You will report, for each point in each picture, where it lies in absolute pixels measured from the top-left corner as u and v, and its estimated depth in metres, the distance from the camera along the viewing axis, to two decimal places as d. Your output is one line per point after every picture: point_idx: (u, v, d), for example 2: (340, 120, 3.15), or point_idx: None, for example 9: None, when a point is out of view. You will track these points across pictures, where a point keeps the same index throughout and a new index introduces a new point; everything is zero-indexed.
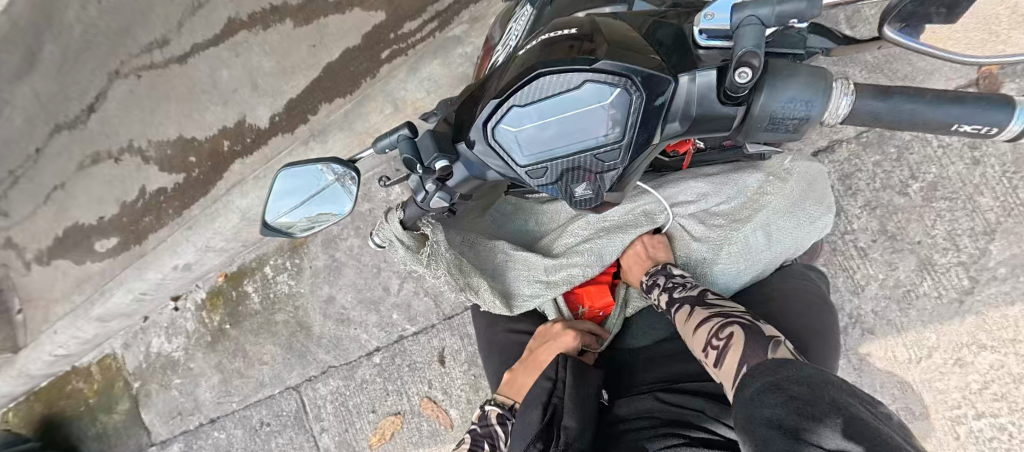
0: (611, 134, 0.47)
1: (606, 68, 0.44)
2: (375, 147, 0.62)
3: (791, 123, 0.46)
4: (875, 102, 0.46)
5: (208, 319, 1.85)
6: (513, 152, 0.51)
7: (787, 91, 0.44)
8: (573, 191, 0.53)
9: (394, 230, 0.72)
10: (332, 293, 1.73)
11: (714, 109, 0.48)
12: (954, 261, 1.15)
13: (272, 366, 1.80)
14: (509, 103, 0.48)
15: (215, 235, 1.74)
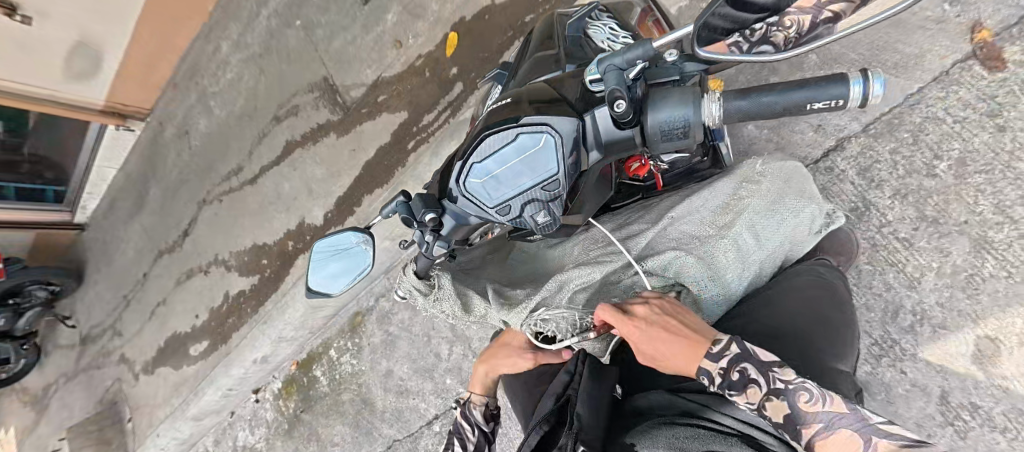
0: (550, 169, 0.53)
1: (530, 120, 0.53)
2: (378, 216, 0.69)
3: (679, 131, 0.48)
4: (740, 101, 0.46)
5: (285, 407, 1.99)
6: (481, 200, 0.58)
7: (662, 109, 0.47)
8: (535, 219, 0.59)
9: (411, 280, 0.83)
10: (390, 366, 1.83)
11: (616, 134, 0.56)
12: (1013, 235, 1.06)
13: (343, 446, 1.88)
14: (467, 163, 0.56)
15: (287, 326, 1.90)
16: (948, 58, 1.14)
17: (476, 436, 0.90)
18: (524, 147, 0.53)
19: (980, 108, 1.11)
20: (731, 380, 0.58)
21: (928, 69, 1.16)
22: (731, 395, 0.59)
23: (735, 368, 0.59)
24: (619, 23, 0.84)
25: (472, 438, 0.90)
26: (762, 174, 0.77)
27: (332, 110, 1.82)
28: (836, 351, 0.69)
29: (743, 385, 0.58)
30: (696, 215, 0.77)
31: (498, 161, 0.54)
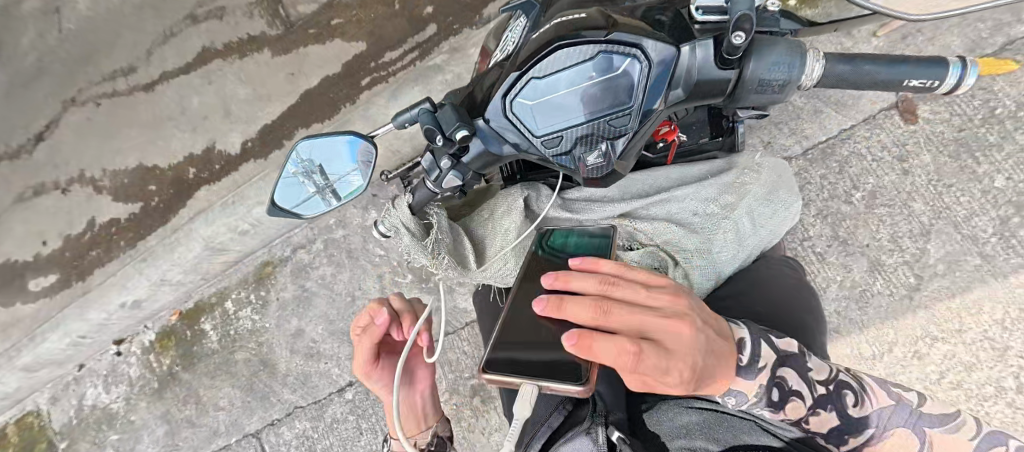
0: (622, 101, 0.51)
1: (618, 39, 0.49)
2: (393, 124, 0.63)
3: (776, 84, 0.52)
4: (843, 66, 0.53)
5: (157, 363, 1.69)
6: (531, 124, 0.55)
7: (770, 55, 0.51)
8: (585, 161, 0.56)
9: (401, 216, 0.77)
10: (301, 326, 1.65)
11: (714, 75, 0.53)
12: (900, 261, 1.27)
13: (229, 412, 1.66)
14: (528, 75, 0.52)
15: (173, 266, 1.64)
16: (877, 105, 1.32)
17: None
18: (602, 69, 0.50)
19: (893, 152, 1.31)
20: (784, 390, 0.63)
21: (859, 111, 1.34)
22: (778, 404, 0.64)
23: (775, 384, 0.64)
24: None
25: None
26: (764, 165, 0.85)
27: (269, 22, 1.53)
28: (811, 327, 0.79)
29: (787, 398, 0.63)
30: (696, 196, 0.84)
31: (570, 81, 0.51)
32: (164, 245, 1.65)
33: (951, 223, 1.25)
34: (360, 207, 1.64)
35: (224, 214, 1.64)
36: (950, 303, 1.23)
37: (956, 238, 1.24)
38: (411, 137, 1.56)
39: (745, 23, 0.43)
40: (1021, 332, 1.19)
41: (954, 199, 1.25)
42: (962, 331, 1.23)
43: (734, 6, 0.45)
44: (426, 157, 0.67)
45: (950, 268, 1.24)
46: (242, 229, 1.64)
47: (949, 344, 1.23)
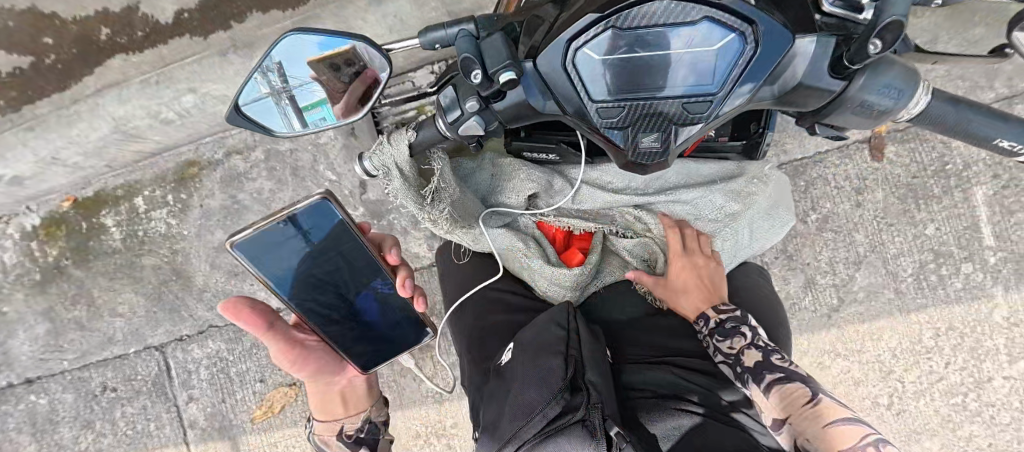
0: (706, 82, 0.45)
1: (729, 8, 0.42)
2: (418, 41, 0.50)
3: (876, 111, 0.46)
4: (946, 107, 0.46)
5: (42, 253, 1.50)
6: (590, 82, 0.47)
7: (885, 75, 0.44)
8: (638, 142, 0.48)
9: (396, 155, 0.64)
10: (226, 240, 1.49)
11: (819, 82, 0.45)
12: (830, 282, 1.38)
13: (129, 320, 1.52)
14: (608, 23, 0.44)
15: (70, 145, 1.39)
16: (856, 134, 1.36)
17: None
18: (700, 37, 0.42)
19: (853, 183, 1.37)
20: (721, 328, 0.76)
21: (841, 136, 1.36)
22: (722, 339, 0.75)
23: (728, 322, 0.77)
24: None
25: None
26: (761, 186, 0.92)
27: None
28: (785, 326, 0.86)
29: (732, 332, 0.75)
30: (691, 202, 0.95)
31: (656, 41, 0.43)
32: (61, 118, 1.36)
33: (881, 257, 1.36)
34: None
35: (144, 95, 1.35)
36: (859, 327, 1.37)
37: (881, 271, 1.36)
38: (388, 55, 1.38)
39: (887, 34, 0.36)
40: (905, 360, 1.36)
41: (889, 236, 1.36)
42: (862, 352, 1.37)
43: (887, 9, 0.37)
44: (448, 91, 0.55)
45: (868, 296, 1.37)
46: (166, 118, 1.38)
47: (848, 361, 1.38)
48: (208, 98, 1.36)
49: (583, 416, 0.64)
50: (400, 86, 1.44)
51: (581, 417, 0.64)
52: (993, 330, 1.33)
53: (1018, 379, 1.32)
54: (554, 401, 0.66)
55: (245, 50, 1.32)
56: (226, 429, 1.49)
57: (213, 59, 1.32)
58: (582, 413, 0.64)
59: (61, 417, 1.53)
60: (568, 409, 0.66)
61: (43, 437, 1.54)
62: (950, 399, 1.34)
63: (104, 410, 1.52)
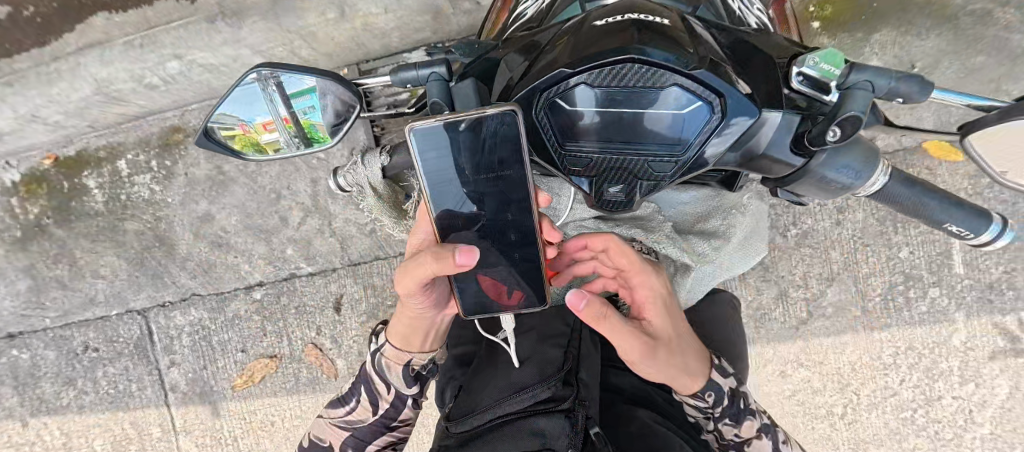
0: (670, 147, 0.42)
1: (701, 77, 0.39)
2: (388, 77, 0.46)
3: (835, 187, 0.44)
4: (902, 187, 0.46)
5: (22, 210, 1.52)
6: (556, 134, 0.44)
7: (843, 156, 0.42)
8: (603, 192, 0.46)
9: (371, 176, 0.64)
10: (210, 210, 1.48)
11: (787, 158, 0.43)
12: (802, 296, 1.42)
13: (111, 282, 1.53)
14: (576, 78, 0.40)
15: (51, 104, 1.35)
16: None
17: (393, 394, 0.78)
18: (670, 103, 0.40)
19: (836, 202, 1.39)
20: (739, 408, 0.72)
21: None
22: (726, 421, 0.72)
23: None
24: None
25: (389, 395, 0.78)
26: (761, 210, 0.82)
27: None
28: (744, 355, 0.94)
29: (743, 416, 0.72)
30: (696, 225, 0.77)
31: (623, 102, 0.40)
32: (41, 76, 1.30)
33: (853, 275, 1.40)
34: None
35: (127, 58, 1.28)
36: (824, 340, 1.42)
37: (850, 289, 1.40)
38: (382, 35, 1.32)
39: (850, 125, 0.35)
40: (863, 375, 1.42)
41: (864, 256, 1.39)
42: (823, 363, 1.43)
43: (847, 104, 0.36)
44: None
45: (835, 312, 1.41)
46: (150, 83, 1.33)
47: (809, 371, 1.44)
48: (194, 65, 1.31)
49: (568, 408, 0.69)
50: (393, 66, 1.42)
51: (565, 408, 0.69)
52: (948, 352, 1.39)
53: (967, 400, 1.39)
54: (545, 385, 0.71)
55: (232, 19, 1.23)
56: (206, 395, 1.53)
57: (200, 25, 1.24)
58: (568, 405, 0.69)
59: (44, 372, 1.58)
60: (554, 398, 0.70)
61: (25, 390, 1.58)
62: (900, 413, 1.42)
63: (85, 368, 1.56)
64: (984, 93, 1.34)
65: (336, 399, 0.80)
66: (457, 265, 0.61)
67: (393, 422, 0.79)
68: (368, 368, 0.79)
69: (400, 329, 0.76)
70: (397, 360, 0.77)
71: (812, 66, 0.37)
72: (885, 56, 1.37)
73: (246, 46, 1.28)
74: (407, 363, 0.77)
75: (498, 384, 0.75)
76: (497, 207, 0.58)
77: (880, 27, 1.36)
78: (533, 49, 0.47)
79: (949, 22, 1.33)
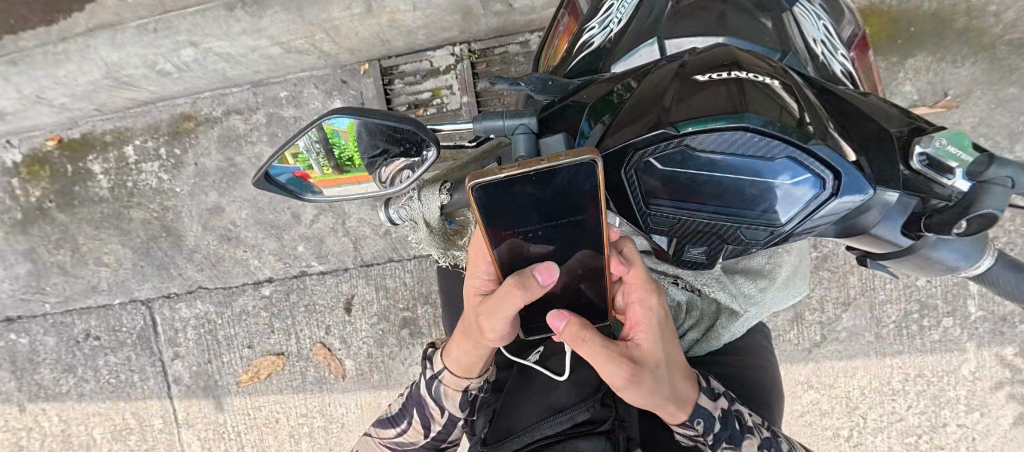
0: (766, 214, 0.42)
1: (820, 153, 0.36)
2: (472, 125, 0.47)
3: (938, 267, 0.46)
4: (1007, 271, 0.47)
5: (24, 192, 1.48)
6: (645, 196, 0.42)
7: (948, 243, 0.44)
8: (683, 251, 0.47)
9: (426, 212, 0.67)
10: (220, 203, 1.44)
11: (894, 238, 0.45)
12: (817, 319, 1.42)
13: (115, 271, 1.50)
14: (680, 144, 0.37)
15: (57, 86, 1.29)
16: None
17: (447, 418, 0.75)
18: (777, 174, 0.38)
19: None
20: (733, 429, 0.63)
21: None
22: (723, 446, 0.63)
23: None
24: (829, 18, 0.59)
25: (443, 418, 0.75)
26: (803, 247, 0.81)
27: None
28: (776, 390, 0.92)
29: (742, 437, 0.64)
30: (741, 262, 0.74)
31: (727, 170, 0.38)
32: (47, 56, 1.24)
33: (870, 300, 1.39)
34: (323, 90, 1.39)
35: (140, 43, 1.22)
36: (835, 363, 1.43)
37: (866, 315, 1.40)
38: (407, 32, 1.27)
39: (978, 222, 0.35)
40: (871, 399, 1.43)
41: (882, 282, 1.38)
42: (832, 386, 1.44)
43: (983, 199, 0.34)
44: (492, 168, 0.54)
45: (849, 337, 1.41)
46: (163, 69, 1.27)
47: (818, 393, 1.45)
48: (210, 54, 1.25)
49: (607, 429, 0.66)
50: (416, 64, 1.38)
51: (605, 430, 0.66)
52: (957, 381, 1.40)
53: (970, 428, 1.40)
54: (584, 407, 0.66)
55: (253, 8, 1.17)
56: (210, 389, 1.51)
57: (219, 12, 1.18)
58: (607, 426, 0.66)
59: (43, 358, 1.55)
60: (593, 419, 0.67)
61: (23, 376, 1.56)
62: (904, 438, 1.43)
63: (86, 356, 1.53)
64: (1015, 125, 1.32)
65: (386, 419, 0.80)
66: (541, 285, 0.55)
67: (442, 443, 0.78)
68: (421, 391, 0.75)
69: (463, 360, 0.70)
70: (456, 387, 0.73)
71: (938, 148, 0.36)
72: (919, 81, 1.34)
73: (266, 37, 1.22)
74: (467, 389, 0.73)
75: (534, 403, 0.70)
76: (556, 253, 0.54)
77: (915, 52, 1.33)
78: (620, 97, 0.44)
79: (986, 51, 1.31)
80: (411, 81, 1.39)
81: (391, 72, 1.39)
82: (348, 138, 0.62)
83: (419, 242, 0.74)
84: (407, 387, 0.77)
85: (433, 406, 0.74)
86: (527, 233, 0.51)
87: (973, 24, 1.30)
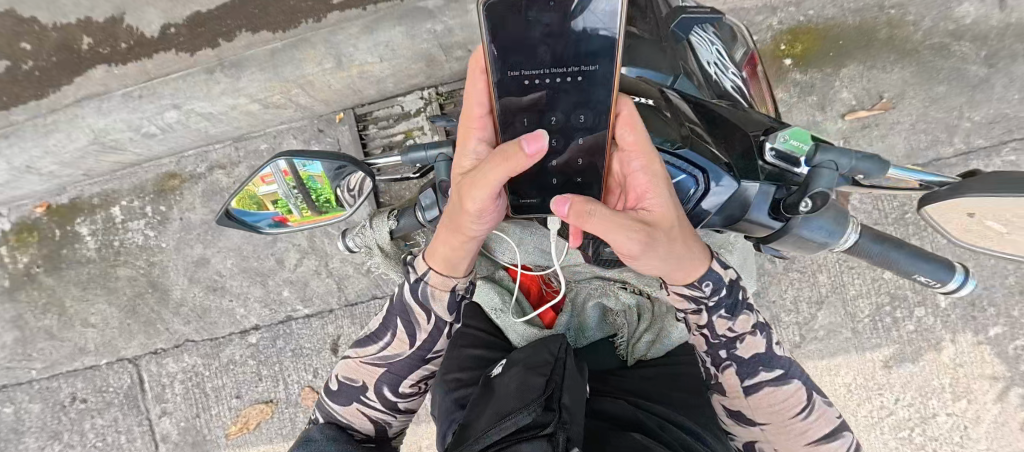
0: None
1: (688, 156, 0.55)
2: (403, 157, 0.65)
3: (816, 243, 0.54)
4: (872, 244, 0.58)
5: (12, 259, 1.51)
6: None
7: (815, 220, 0.52)
8: (599, 250, 0.65)
9: (379, 238, 0.74)
10: (205, 254, 1.48)
11: (766, 221, 0.57)
12: (793, 320, 1.45)
13: (102, 331, 1.51)
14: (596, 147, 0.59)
15: (46, 156, 1.35)
16: None
17: (432, 324, 0.78)
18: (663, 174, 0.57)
19: None
20: (735, 297, 0.66)
21: None
22: (721, 314, 0.65)
23: None
24: (721, 43, 0.73)
25: (429, 324, 0.78)
26: (747, 245, 0.86)
27: None
28: None
29: (739, 310, 0.66)
30: None
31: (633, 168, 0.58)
32: (38, 127, 1.32)
33: (841, 297, 1.43)
34: (301, 140, 1.47)
35: (126, 108, 1.30)
36: (818, 361, 1.45)
37: (840, 312, 1.44)
38: (377, 81, 1.36)
39: (818, 198, 0.49)
40: (858, 395, 1.44)
41: (851, 278, 1.43)
42: (819, 386, 1.45)
43: (815, 180, 0.50)
44: (429, 196, 0.67)
45: (828, 334, 1.44)
46: (148, 132, 1.34)
47: None
48: (192, 114, 1.32)
49: (549, 432, 0.58)
50: (388, 109, 1.46)
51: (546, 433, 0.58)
52: (940, 370, 1.42)
53: (960, 416, 1.41)
54: (525, 410, 0.61)
55: (232, 69, 1.27)
56: (199, 444, 1.49)
57: (198, 77, 1.28)
58: (550, 430, 0.58)
59: (28, 426, 1.52)
60: (536, 423, 0.60)
61: (8, 447, 1.53)
62: (898, 432, 1.43)
63: (73, 421, 1.51)
64: (949, 119, 1.42)
65: (369, 335, 0.81)
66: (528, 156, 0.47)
67: (427, 353, 0.81)
68: (406, 296, 0.77)
69: (447, 254, 0.69)
70: (443, 287, 0.74)
71: (783, 142, 0.53)
72: (854, 88, 1.45)
73: (245, 95, 1.30)
74: (453, 289, 0.75)
75: (487, 415, 0.66)
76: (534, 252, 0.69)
77: (846, 62, 1.44)
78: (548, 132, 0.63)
79: (911, 56, 1.43)
80: (384, 125, 1.46)
81: (365, 119, 1.47)
82: (323, 183, 0.70)
83: (375, 264, 0.81)
84: (388, 302, 0.79)
85: (420, 307, 0.77)
86: (533, 79, 0.52)
87: (894, 34, 1.42)
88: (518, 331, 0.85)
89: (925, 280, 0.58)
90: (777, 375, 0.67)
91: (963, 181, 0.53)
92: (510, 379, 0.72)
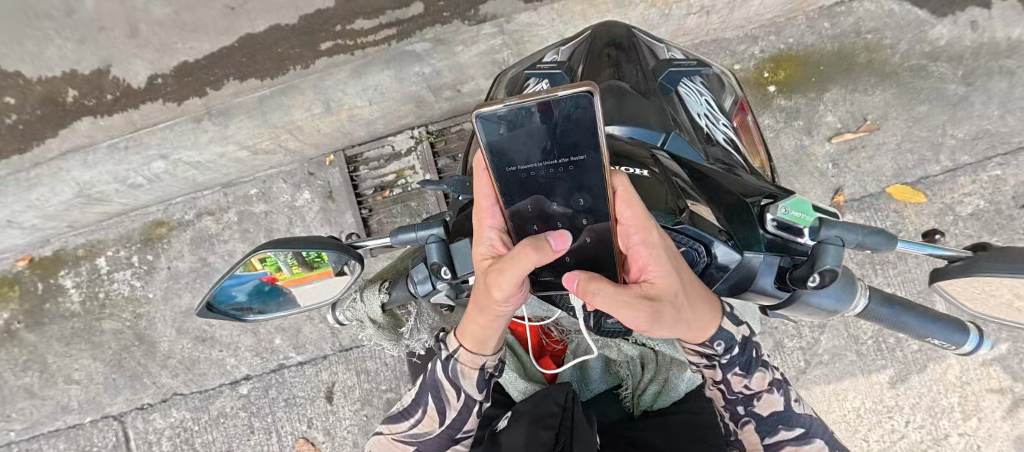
0: None
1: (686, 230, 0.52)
2: (393, 237, 0.62)
3: (825, 310, 0.55)
4: (883, 308, 0.58)
5: None
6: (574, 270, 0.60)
7: (824, 291, 0.53)
8: (602, 322, 0.61)
9: (370, 311, 0.72)
10: (194, 304, 1.44)
11: (772, 292, 0.56)
12: (797, 345, 1.44)
13: (86, 387, 1.45)
14: None
15: (29, 209, 1.33)
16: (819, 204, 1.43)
17: (463, 401, 0.71)
18: None
19: None
20: (749, 356, 0.65)
21: None
22: (734, 371, 0.65)
23: None
24: (710, 92, 0.75)
25: (459, 403, 0.71)
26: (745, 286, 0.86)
27: None
28: None
29: (754, 367, 0.66)
30: None
31: None
32: (20, 181, 1.29)
33: (843, 319, 1.42)
34: (291, 184, 1.45)
35: (111, 160, 1.28)
36: (824, 386, 1.42)
37: (843, 334, 1.42)
38: (367, 123, 1.36)
39: (827, 274, 0.49)
40: (868, 420, 1.41)
41: None
42: (827, 412, 1.42)
43: (821, 257, 0.49)
44: (421, 269, 0.64)
45: (833, 358, 1.42)
46: (134, 182, 1.34)
47: None
48: (180, 163, 1.32)
49: None
50: (378, 150, 1.46)
51: None
52: (948, 388, 1.40)
53: (972, 435, 1.38)
54: None
55: (220, 118, 1.26)
56: None
57: (186, 126, 1.26)
58: None
59: None
60: None
61: None
62: None
63: None
64: (934, 137, 1.45)
65: (399, 412, 0.76)
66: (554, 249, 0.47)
67: (457, 433, 0.74)
68: (438, 374, 0.71)
69: (474, 333, 0.66)
70: (472, 365, 0.68)
71: (784, 213, 0.52)
72: (839, 111, 1.47)
73: (234, 142, 1.30)
74: (483, 368, 0.69)
75: None
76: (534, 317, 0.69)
77: (829, 86, 1.47)
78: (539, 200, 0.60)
79: (891, 78, 1.46)
80: (375, 166, 1.45)
81: (355, 161, 1.46)
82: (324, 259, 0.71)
83: (367, 337, 0.78)
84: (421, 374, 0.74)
85: (449, 390, 0.71)
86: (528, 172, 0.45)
87: (873, 58, 1.46)
88: (519, 388, 0.82)
89: (938, 342, 0.59)
90: (797, 433, 0.66)
91: (973, 256, 0.56)
92: (515, 434, 0.68)
